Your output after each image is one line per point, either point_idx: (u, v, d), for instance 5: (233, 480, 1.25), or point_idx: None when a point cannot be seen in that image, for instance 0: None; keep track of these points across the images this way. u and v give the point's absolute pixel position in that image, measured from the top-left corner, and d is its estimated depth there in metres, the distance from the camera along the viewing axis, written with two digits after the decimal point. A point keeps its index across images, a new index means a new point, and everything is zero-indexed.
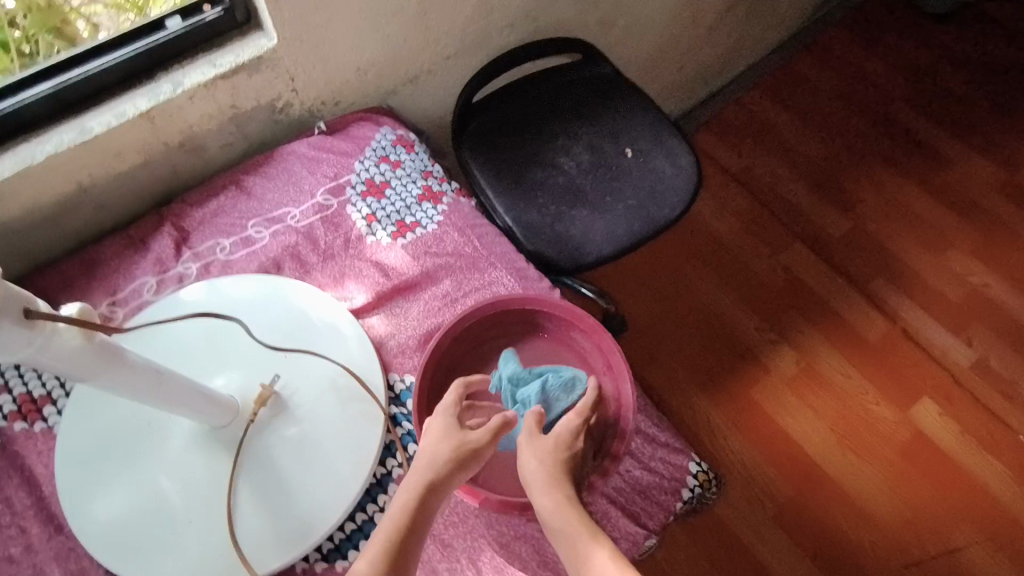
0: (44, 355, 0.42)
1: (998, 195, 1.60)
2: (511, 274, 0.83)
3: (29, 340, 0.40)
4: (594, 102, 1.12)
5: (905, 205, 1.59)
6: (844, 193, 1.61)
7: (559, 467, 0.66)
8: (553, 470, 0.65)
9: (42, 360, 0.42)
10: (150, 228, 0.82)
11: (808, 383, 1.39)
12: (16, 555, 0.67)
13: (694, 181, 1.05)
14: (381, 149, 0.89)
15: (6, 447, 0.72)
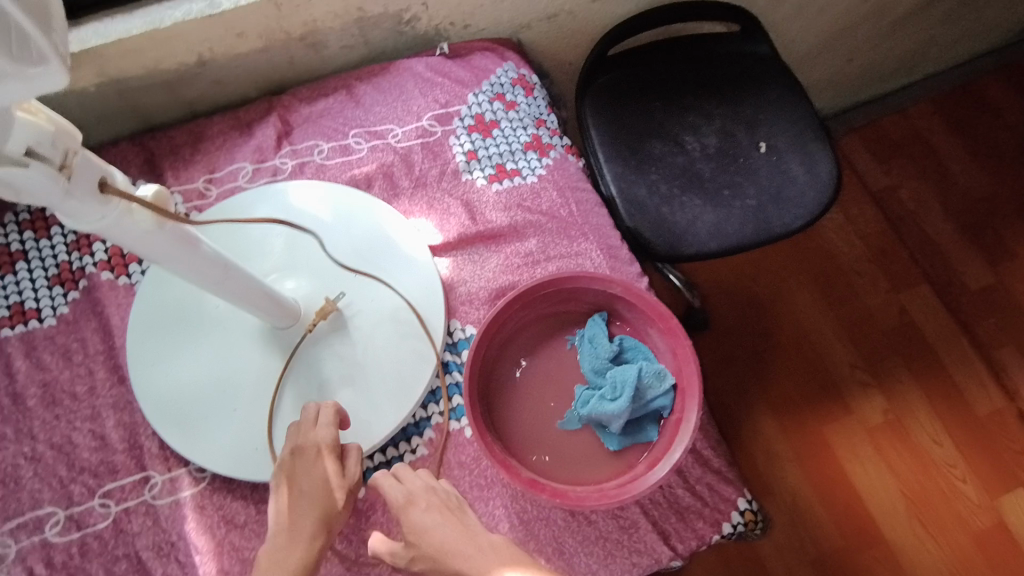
0: (118, 232, 0.39)
1: None
2: (601, 249, 0.77)
3: (102, 214, 0.37)
4: (739, 83, 1.01)
5: None
6: (1008, 247, 1.41)
7: (447, 553, 0.52)
8: (443, 542, 0.53)
9: (117, 236, 0.39)
10: (259, 115, 0.82)
11: (898, 443, 1.25)
12: (80, 393, 0.70)
13: (829, 195, 0.93)
14: (499, 85, 0.84)
15: (88, 291, 0.74)
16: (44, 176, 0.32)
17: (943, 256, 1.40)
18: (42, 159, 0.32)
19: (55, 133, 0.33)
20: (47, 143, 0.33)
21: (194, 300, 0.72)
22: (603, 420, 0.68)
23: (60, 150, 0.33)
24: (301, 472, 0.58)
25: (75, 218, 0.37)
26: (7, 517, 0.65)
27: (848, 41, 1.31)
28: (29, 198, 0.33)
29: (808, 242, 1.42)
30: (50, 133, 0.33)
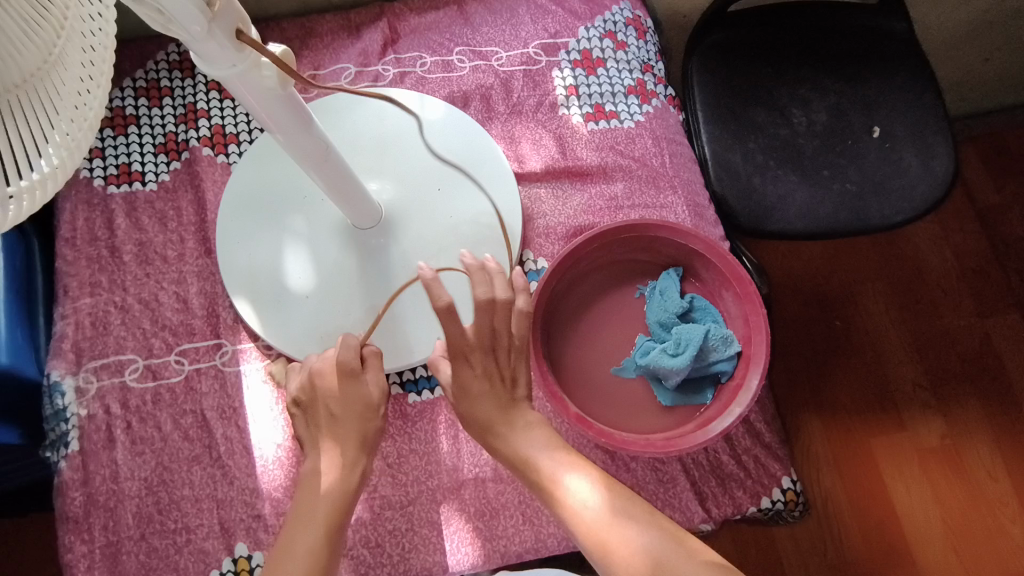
0: (242, 82, 0.42)
1: None
2: (688, 205, 0.75)
3: (233, 62, 0.39)
4: (864, 61, 0.94)
5: None
6: None
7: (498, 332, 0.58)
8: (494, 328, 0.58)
9: (239, 85, 0.42)
10: (369, 19, 0.82)
11: (952, 469, 1.20)
12: (171, 257, 0.74)
13: (939, 193, 0.87)
14: (612, 23, 0.81)
15: (189, 164, 0.77)
16: (191, 8, 0.33)
17: None
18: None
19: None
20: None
21: (282, 186, 0.74)
22: (660, 374, 0.67)
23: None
24: (324, 394, 0.59)
25: (209, 61, 0.39)
26: (94, 356, 0.71)
27: (991, 37, 1.20)
28: (178, 28, 0.35)
29: (896, 247, 1.35)
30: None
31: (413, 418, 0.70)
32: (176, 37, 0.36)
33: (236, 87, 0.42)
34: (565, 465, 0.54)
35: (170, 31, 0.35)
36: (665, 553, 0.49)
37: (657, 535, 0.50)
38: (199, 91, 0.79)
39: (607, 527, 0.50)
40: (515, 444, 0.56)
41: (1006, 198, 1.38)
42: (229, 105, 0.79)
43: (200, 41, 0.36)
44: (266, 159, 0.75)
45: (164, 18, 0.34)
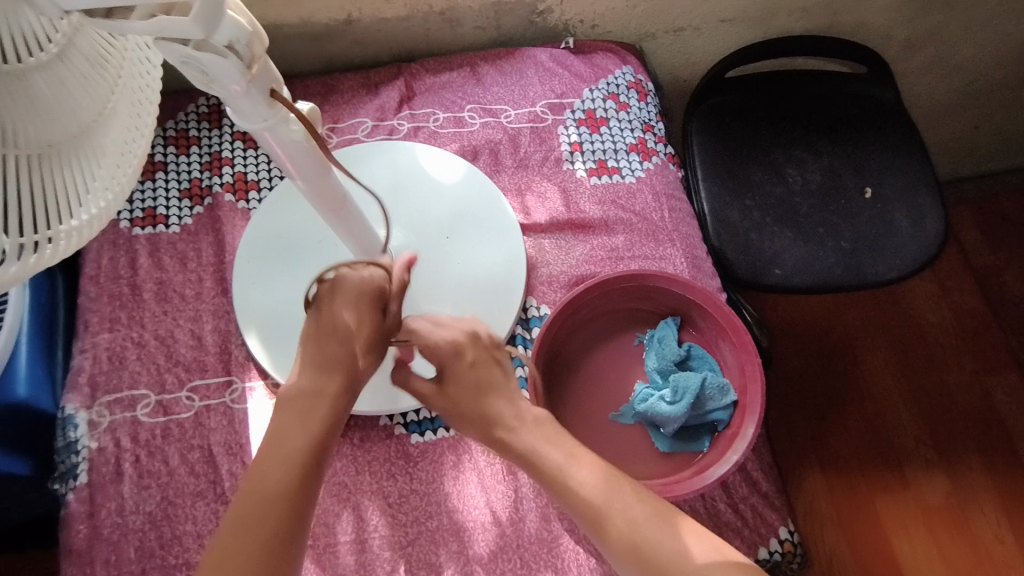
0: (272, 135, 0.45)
1: None
2: (686, 257, 0.78)
3: (265, 117, 0.43)
4: (856, 125, 0.99)
5: None
6: None
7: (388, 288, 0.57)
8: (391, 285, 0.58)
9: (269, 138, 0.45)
10: (387, 78, 0.88)
11: (957, 529, 1.18)
12: (188, 296, 0.77)
13: (929, 252, 0.90)
14: (615, 86, 0.87)
15: (211, 208, 0.81)
16: (234, 72, 0.37)
17: None
18: (237, 56, 0.37)
19: (251, 35, 0.38)
20: (244, 42, 0.38)
21: (298, 231, 0.78)
22: (657, 421, 0.69)
23: (251, 52, 0.38)
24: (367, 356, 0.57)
25: (244, 115, 0.42)
26: (108, 391, 0.73)
27: (978, 106, 1.26)
28: (217, 84, 0.39)
29: (894, 303, 1.37)
30: (249, 33, 0.37)
31: (415, 458, 0.71)
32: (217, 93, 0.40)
33: (265, 137, 0.46)
34: (561, 458, 0.53)
35: (212, 90, 0.40)
36: (668, 543, 0.50)
37: (660, 530, 0.51)
38: (225, 140, 0.83)
39: (606, 513, 0.51)
40: (518, 432, 0.55)
41: (1001, 259, 1.41)
42: (252, 154, 0.83)
43: (237, 98, 0.40)
44: (284, 205, 0.79)
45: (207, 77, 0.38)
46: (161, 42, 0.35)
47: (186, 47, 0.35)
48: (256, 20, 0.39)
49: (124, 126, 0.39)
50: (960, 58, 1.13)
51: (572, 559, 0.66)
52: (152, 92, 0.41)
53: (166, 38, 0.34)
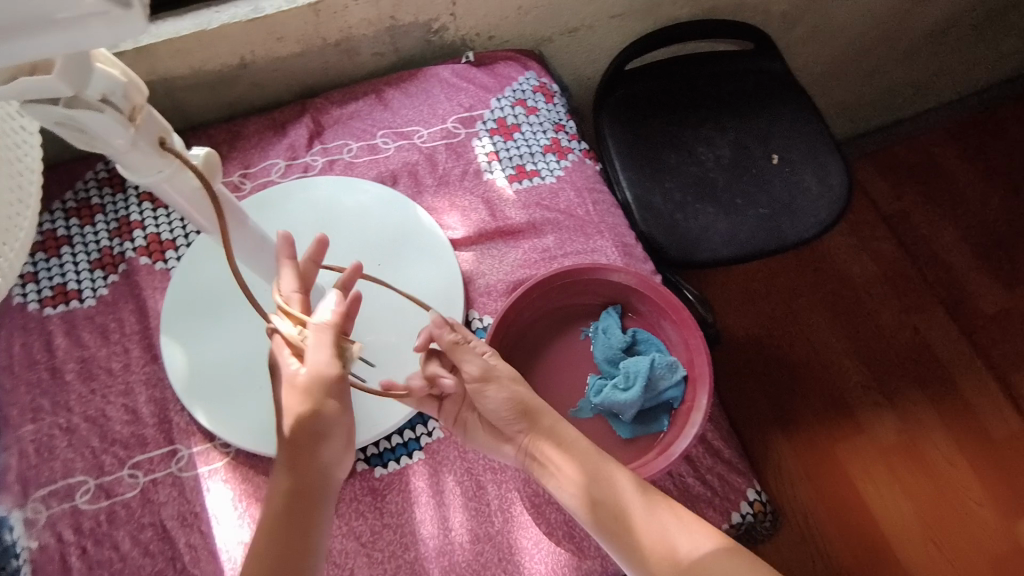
0: (171, 185, 0.43)
1: None
2: (617, 246, 0.80)
3: (160, 170, 0.41)
4: (753, 98, 1.04)
5: None
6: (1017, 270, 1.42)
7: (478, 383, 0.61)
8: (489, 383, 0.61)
9: (168, 189, 0.44)
10: (293, 116, 0.86)
11: (908, 462, 1.25)
12: (116, 369, 0.73)
13: (839, 206, 0.95)
14: (520, 92, 0.88)
15: (126, 275, 0.77)
16: (114, 124, 0.36)
17: (954, 276, 1.42)
18: (114, 110, 0.36)
19: (128, 85, 0.36)
20: (120, 93, 0.36)
21: (223, 285, 0.75)
22: (615, 409, 0.70)
23: (129, 102, 0.37)
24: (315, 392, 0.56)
25: (136, 170, 0.40)
26: (41, 484, 0.68)
27: (859, 66, 1.35)
28: (100, 142, 0.37)
29: (819, 260, 1.44)
30: (123, 83, 0.36)
31: (382, 492, 0.69)
32: (98, 150, 0.37)
33: (163, 190, 0.44)
34: (599, 477, 0.60)
35: (96, 149, 0.38)
36: (680, 542, 0.57)
37: (679, 529, 0.58)
38: (130, 203, 0.80)
39: (628, 511, 0.58)
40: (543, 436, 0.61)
41: (905, 203, 1.50)
42: (163, 213, 0.80)
43: (124, 153, 0.38)
44: (205, 259, 0.76)
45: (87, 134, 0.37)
46: (29, 106, 0.33)
47: (58, 105, 0.33)
48: (131, 69, 0.37)
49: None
50: (836, 25, 1.20)
51: (556, 561, 0.66)
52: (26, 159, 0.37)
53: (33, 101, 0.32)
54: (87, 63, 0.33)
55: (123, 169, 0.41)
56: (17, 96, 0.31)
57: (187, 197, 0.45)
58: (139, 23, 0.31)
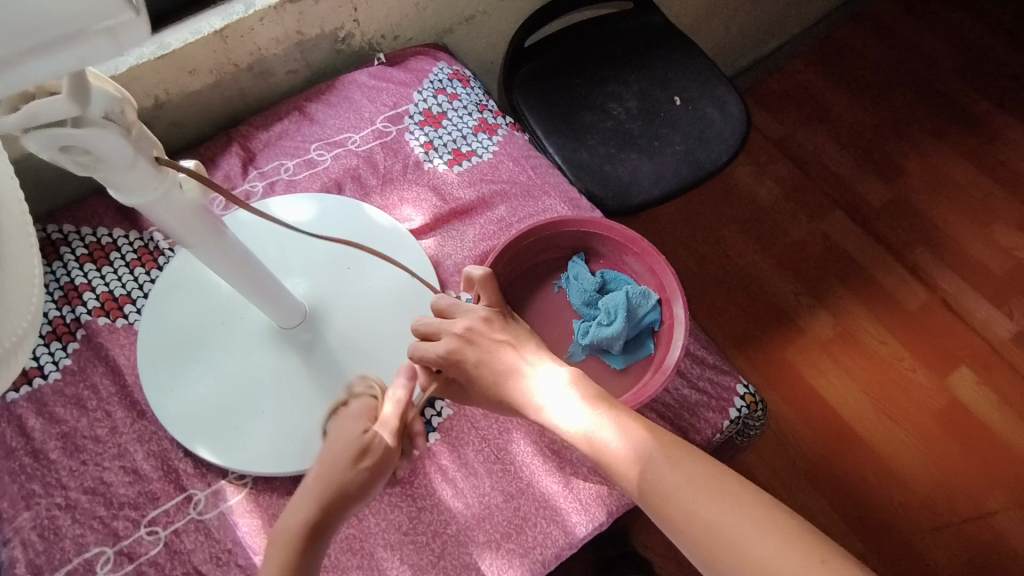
0: (164, 202, 0.47)
1: None
2: (565, 202, 0.85)
3: (154, 186, 0.45)
4: (644, 51, 1.13)
5: (952, 178, 1.59)
6: (892, 163, 1.61)
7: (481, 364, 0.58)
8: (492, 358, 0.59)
9: (161, 206, 0.47)
10: (220, 148, 0.86)
11: (848, 348, 1.38)
12: (103, 435, 0.70)
13: (743, 129, 1.05)
14: (438, 82, 0.92)
15: (88, 339, 0.74)
16: (115, 141, 0.39)
17: (844, 179, 1.58)
18: (115, 125, 0.39)
19: (121, 101, 0.40)
20: (116, 112, 0.39)
21: (194, 324, 0.74)
22: (604, 345, 0.75)
23: (125, 120, 0.40)
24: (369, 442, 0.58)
25: (131, 189, 0.44)
26: (54, 567, 0.64)
27: (722, 11, 1.48)
28: (100, 163, 0.40)
29: (730, 191, 1.57)
30: (118, 101, 0.39)
31: (408, 479, 0.71)
32: (97, 171, 0.41)
33: (157, 207, 0.47)
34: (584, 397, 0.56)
35: (96, 171, 0.41)
36: (673, 490, 0.50)
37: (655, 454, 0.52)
38: (72, 268, 0.77)
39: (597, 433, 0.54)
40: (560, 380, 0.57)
41: (789, 125, 1.66)
42: (110, 270, 0.77)
43: (123, 171, 0.42)
44: (169, 304, 0.75)
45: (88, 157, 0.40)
46: (39, 135, 0.36)
47: (66, 128, 0.37)
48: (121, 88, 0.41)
49: (21, 258, 0.34)
50: None
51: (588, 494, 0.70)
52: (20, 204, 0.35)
53: (40, 125, 0.35)
54: (87, 85, 0.37)
55: (115, 190, 0.44)
56: (32, 118, 0.35)
57: (179, 210, 0.49)
58: (143, 32, 0.34)
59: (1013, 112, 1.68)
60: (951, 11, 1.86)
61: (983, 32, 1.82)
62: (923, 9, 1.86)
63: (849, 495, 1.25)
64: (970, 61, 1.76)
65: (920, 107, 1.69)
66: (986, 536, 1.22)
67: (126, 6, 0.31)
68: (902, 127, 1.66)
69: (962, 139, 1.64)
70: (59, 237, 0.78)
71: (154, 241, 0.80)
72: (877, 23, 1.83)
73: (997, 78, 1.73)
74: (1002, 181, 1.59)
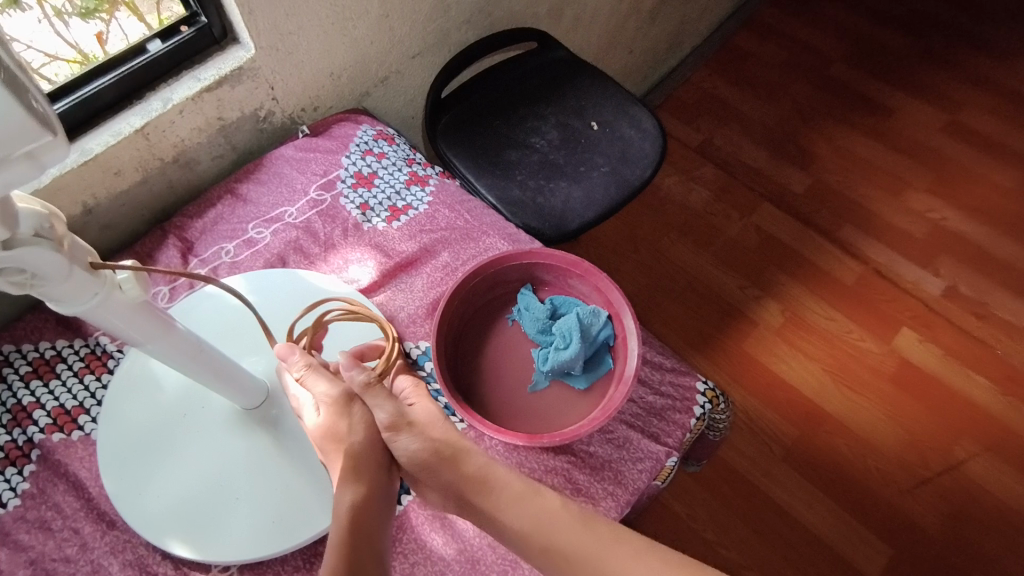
0: (107, 307, 0.48)
1: (939, 137, 1.74)
2: (505, 238, 0.88)
3: (94, 291, 0.46)
4: (556, 84, 1.19)
5: (860, 156, 1.70)
6: (804, 152, 1.71)
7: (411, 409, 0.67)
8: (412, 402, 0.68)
9: (104, 312, 0.48)
10: (157, 243, 0.86)
11: (798, 330, 1.45)
12: (73, 554, 0.67)
13: (659, 143, 1.12)
14: (364, 143, 0.95)
15: (45, 458, 0.72)
16: (51, 255, 0.40)
17: (763, 173, 1.68)
18: (46, 240, 0.41)
19: (48, 216, 0.41)
20: (44, 228, 0.41)
21: (156, 422, 0.73)
22: (566, 368, 0.77)
23: (56, 234, 0.42)
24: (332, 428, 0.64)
25: (71, 300, 0.45)
26: None
27: (621, 38, 1.57)
28: (38, 282, 0.41)
29: (662, 201, 1.64)
30: (45, 218, 0.41)
31: (397, 536, 0.70)
32: (34, 289, 0.42)
33: (101, 313, 0.48)
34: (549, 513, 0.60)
35: (35, 292, 0.42)
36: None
37: (629, 561, 0.58)
38: (19, 388, 0.75)
39: (587, 555, 0.58)
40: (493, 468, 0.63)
41: (703, 132, 1.75)
42: (59, 383, 0.76)
43: (62, 284, 0.42)
44: (126, 407, 0.74)
45: (25, 276, 0.41)
46: None
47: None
48: (49, 206, 0.43)
49: None
50: (591, 9, 1.40)
51: None
52: None
53: None
54: (12, 208, 0.39)
55: (53, 304, 0.45)
56: None
57: (125, 311, 0.49)
58: (63, 149, 0.35)
59: (900, 88, 1.83)
60: (829, 6, 2.01)
61: (860, 22, 1.97)
62: (804, 10, 2.01)
63: (829, 472, 1.29)
64: (853, 49, 1.91)
65: (818, 98, 1.81)
66: (959, 484, 1.28)
67: (45, 130, 0.32)
68: (806, 117, 1.77)
69: (860, 120, 1.77)
70: (1, 359, 0.76)
71: (101, 345, 0.79)
72: (766, 27, 1.97)
73: (880, 61, 1.88)
74: (903, 152, 1.71)
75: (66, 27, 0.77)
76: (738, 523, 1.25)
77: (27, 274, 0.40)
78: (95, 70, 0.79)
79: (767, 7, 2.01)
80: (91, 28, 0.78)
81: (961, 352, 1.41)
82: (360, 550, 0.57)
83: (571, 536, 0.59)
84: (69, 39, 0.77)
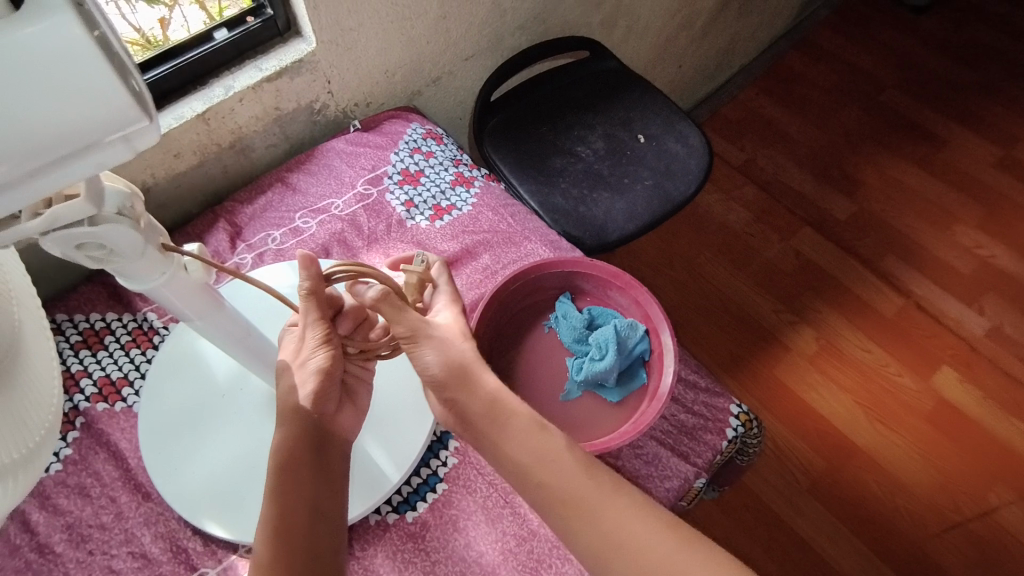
0: (171, 286, 0.50)
1: (993, 172, 1.69)
2: (546, 245, 0.88)
3: (162, 270, 0.47)
4: (605, 94, 1.19)
5: (910, 186, 1.67)
6: (851, 178, 1.68)
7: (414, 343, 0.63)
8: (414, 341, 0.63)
9: (168, 290, 0.50)
10: (207, 225, 0.88)
11: (833, 360, 1.42)
12: (108, 522, 0.69)
13: (705, 160, 1.11)
14: (413, 141, 0.96)
15: (88, 427, 0.74)
16: (130, 233, 0.42)
17: (806, 197, 1.65)
18: (127, 218, 0.42)
19: (130, 195, 0.43)
20: (126, 206, 0.43)
21: (195, 401, 0.75)
22: (599, 379, 0.77)
23: (135, 213, 0.43)
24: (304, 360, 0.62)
25: (140, 276, 0.47)
26: None
27: (671, 52, 1.56)
28: (116, 257, 0.43)
29: (701, 218, 1.62)
30: (127, 196, 0.43)
31: (419, 533, 0.71)
32: (110, 263, 0.44)
33: (166, 291, 0.50)
34: (563, 462, 0.58)
35: (110, 266, 0.44)
36: (620, 536, 0.54)
37: (633, 520, 0.55)
38: (68, 356, 0.77)
39: (586, 502, 0.56)
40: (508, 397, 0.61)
41: (748, 151, 1.73)
42: (106, 354, 0.78)
43: (133, 260, 0.44)
44: (167, 384, 0.75)
45: (101, 251, 0.43)
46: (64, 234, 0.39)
47: (83, 227, 0.40)
48: (129, 184, 0.44)
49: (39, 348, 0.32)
50: (644, 22, 1.40)
51: None
52: (32, 292, 0.34)
53: (61, 227, 0.38)
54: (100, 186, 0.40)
55: (121, 278, 0.47)
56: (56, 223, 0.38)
57: (185, 290, 0.51)
58: (155, 133, 0.35)
59: (956, 120, 1.78)
60: (887, 32, 1.97)
61: (918, 49, 1.93)
62: (861, 34, 1.97)
63: (855, 508, 1.26)
64: (909, 77, 1.87)
65: (869, 124, 1.78)
66: (991, 533, 1.24)
67: (143, 117, 0.33)
68: (855, 143, 1.74)
69: (911, 150, 1.73)
70: (54, 327, 0.79)
71: (148, 321, 0.81)
72: (819, 49, 1.94)
73: (937, 90, 1.84)
74: (955, 185, 1.66)
75: (132, 11, 0.77)
76: (757, 551, 1.23)
77: (106, 250, 0.42)
78: (158, 55, 0.81)
79: (822, 30, 1.98)
80: (155, 13, 0.79)
81: (1003, 396, 1.37)
82: (292, 493, 0.55)
83: (582, 481, 0.57)
84: (133, 22, 0.78)
